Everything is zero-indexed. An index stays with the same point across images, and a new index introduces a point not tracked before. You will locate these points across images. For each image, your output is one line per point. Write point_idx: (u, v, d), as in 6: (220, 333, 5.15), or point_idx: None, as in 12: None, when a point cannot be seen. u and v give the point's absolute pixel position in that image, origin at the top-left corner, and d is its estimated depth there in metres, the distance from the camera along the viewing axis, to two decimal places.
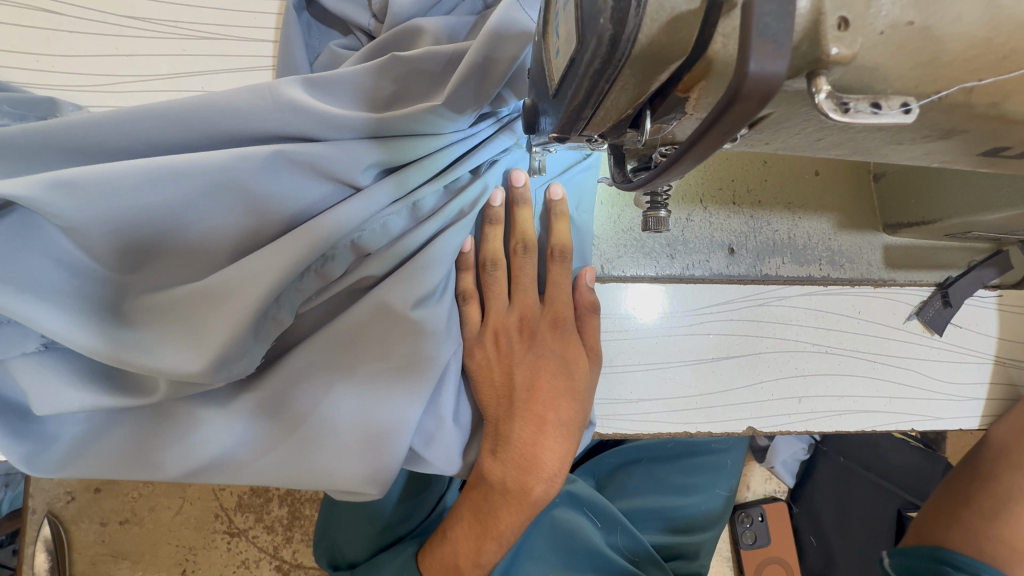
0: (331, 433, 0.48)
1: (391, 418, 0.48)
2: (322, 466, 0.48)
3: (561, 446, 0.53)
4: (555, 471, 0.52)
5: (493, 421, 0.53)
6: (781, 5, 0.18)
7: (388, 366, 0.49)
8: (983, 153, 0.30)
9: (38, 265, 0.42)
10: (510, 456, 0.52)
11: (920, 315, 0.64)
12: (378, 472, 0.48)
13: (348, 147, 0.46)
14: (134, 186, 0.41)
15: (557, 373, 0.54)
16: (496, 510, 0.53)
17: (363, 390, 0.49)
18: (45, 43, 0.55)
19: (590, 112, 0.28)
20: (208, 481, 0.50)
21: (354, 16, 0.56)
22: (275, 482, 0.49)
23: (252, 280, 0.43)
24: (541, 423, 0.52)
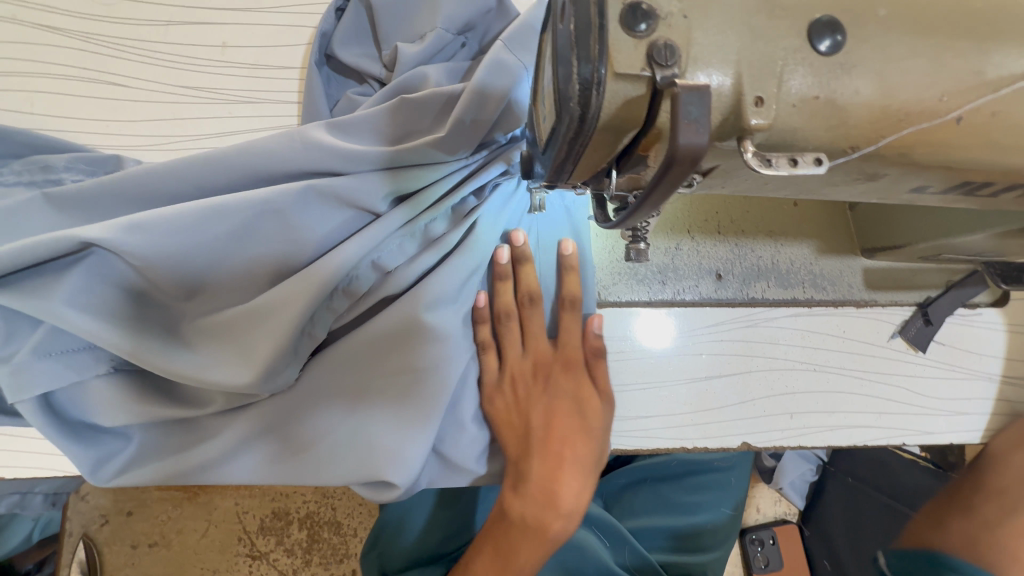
0: (362, 425, 0.54)
1: (412, 411, 0.53)
2: (352, 458, 0.53)
3: (576, 483, 0.57)
4: (573, 506, 0.57)
5: (513, 460, 0.57)
6: (703, 95, 0.25)
7: (404, 366, 0.54)
8: (911, 191, 0.35)
9: (109, 296, 0.49)
10: (530, 493, 0.56)
11: (903, 333, 0.68)
12: (401, 463, 0.52)
13: (366, 180, 0.53)
14: (191, 224, 0.48)
15: (569, 413, 0.59)
16: (516, 547, 0.57)
17: (385, 383, 0.54)
18: (110, 107, 0.62)
19: (571, 166, 0.34)
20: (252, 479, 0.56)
21: (368, 67, 0.61)
22: (311, 477, 0.54)
23: (289, 298, 0.50)
24: (559, 460, 0.57)
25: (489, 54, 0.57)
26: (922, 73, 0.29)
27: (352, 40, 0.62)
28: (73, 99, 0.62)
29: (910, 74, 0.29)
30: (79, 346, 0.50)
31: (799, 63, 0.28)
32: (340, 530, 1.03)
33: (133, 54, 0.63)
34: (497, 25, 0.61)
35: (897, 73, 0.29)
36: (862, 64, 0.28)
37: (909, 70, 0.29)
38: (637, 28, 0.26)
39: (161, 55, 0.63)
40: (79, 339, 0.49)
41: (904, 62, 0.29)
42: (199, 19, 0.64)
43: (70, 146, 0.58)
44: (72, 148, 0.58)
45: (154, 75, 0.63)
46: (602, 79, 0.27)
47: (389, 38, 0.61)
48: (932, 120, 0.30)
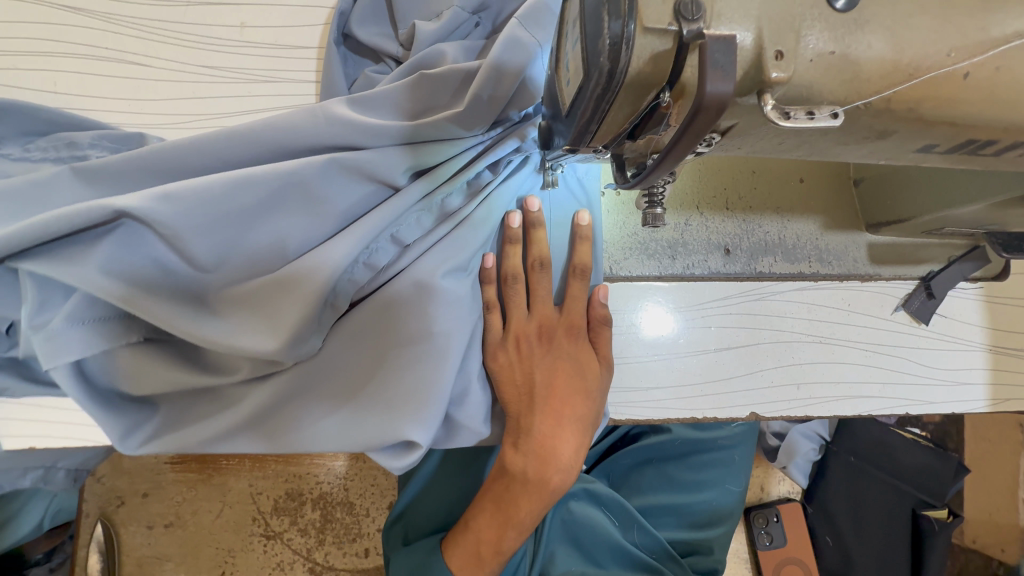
0: (375, 388, 0.56)
1: (419, 377, 0.55)
2: (362, 422, 0.55)
3: (575, 439, 0.59)
4: (571, 461, 0.59)
5: (515, 415, 0.60)
6: (728, 47, 0.26)
7: (414, 332, 0.55)
8: (918, 150, 0.37)
9: (143, 267, 0.50)
10: (530, 448, 0.58)
11: (906, 306, 0.70)
12: (419, 423, 0.53)
13: (386, 154, 0.55)
14: (219, 194, 0.50)
15: (572, 374, 0.61)
16: (517, 500, 0.59)
17: (396, 348, 0.56)
18: (131, 87, 0.63)
19: (595, 127, 0.36)
20: (265, 443, 0.57)
21: (385, 46, 0.62)
22: (318, 440, 0.56)
23: (314, 268, 0.52)
24: (560, 417, 0.59)
25: (504, 32, 0.59)
26: (929, 30, 0.31)
27: (368, 20, 0.63)
28: (97, 79, 0.63)
29: (919, 30, 0.30)
30: (113, 316, 0.51)
31: (816, 20, 0.29)
32: (352, 510, 1.04)
33: (152, 35, 0.64)
34: (511, 4, 0.62)
35: (906, 29, 0.30)
36: (874, 23, 0.30)
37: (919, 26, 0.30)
38: None
39: (179, 35, 0.65)
40: (111, 306, 0.50)
41: (911, 20, 0.31)
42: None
43: (93, 124, 0.59)
44: (95, 125, 0.59)
45: (174, 55, 0.64)
46: (631, 34, 0.28)
47: (405, 17, 0.62)
48: (939, 77, 0.31)
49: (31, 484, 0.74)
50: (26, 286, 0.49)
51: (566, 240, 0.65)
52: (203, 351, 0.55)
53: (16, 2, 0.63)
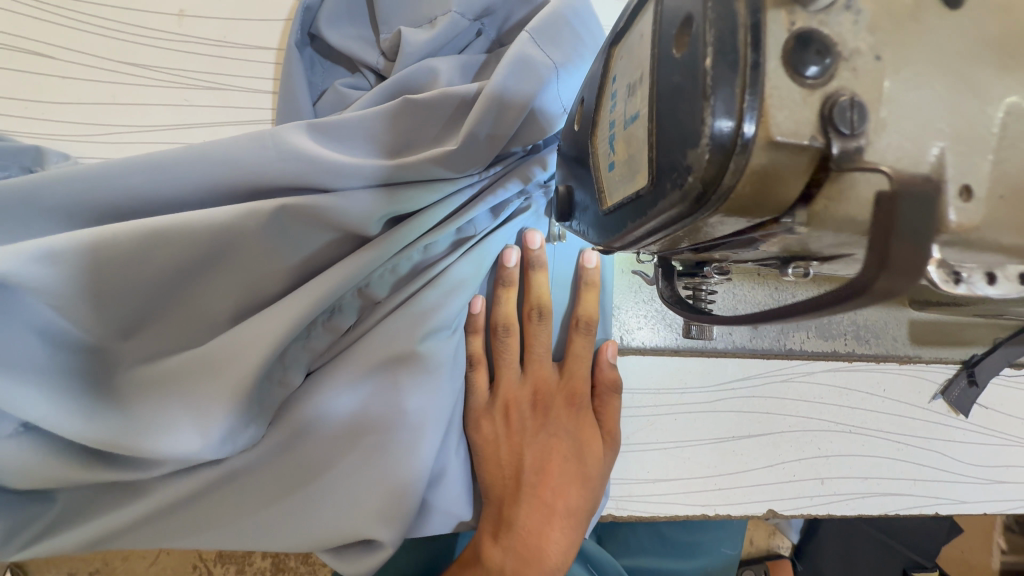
0: (329, 473, 0.45)
1: (385, 461, 0.44)
2: (313, 514, 0.44)
3: (567, 537, 0.47)
4: (560, 564, 0.46)
5: (497, 502, 0.48)
6: (923, 191, 0.18)
7: (384, 404, 0.45)
8: None
9: (16, 339, 0.37)
10: (512, 544, 0.45)
11: (945, 395, 0.62)
12: (395, 515, 0.44)
13: (355, 198, 0.43)
14: (127, 249, 0.38)
15: (569, 456, 0.49)
16: None
17: (358, 423, 0.45)
18: (36, 84, 0.50)
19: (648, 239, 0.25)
20: (184, 540, 0.45)
21: (361, 54, 0.50)
22: (255, 534, 0.44)
23: (253, 341, 0.40)
24: (549, 511, 0.46)
25: (511, 48, 0.47)
26: None
27: (342, 19, 0.50)
28: None
29: None
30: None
31: (1017, 140, 0.19)
32: (308, 559, 0.94)
33: (63, 18, 0.50)
34: (521, 12, 0.50)
35: None
36: None
37: None
38: (806, 74, 0.17)
39: (98, 21, 0.51)
40: None
41: None
42: None
43: None
44: None
45: (95, 47, 0.51)
46: (747, 146, 0.17)
47: (389, 20, 0.50)
48: None
49: None
50: None
51: (568, 300, 0.54)
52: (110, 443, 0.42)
53: None
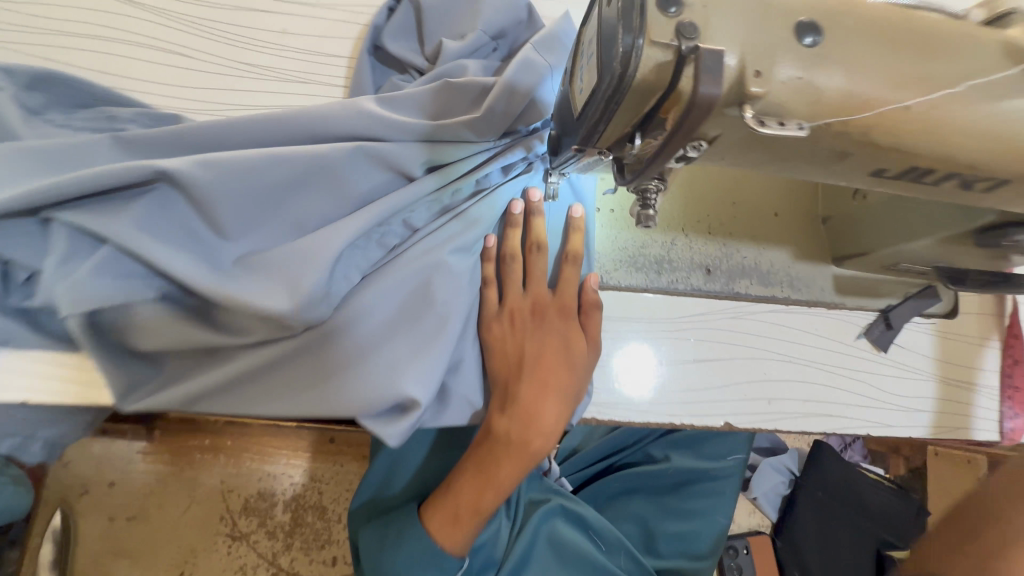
0: (376, 350, 0.59)
1: (421, 341, 0.59)
2: (364, 380, 0.57)
3: (557, 408, 0.62)
4: (553, 427, 0.61)
5: (503, 383, 0.62)
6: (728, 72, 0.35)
7: (420, 299, 0.60)
8: (871, 173, 0.44)
9: (171, 226, 0.53)
10: (516, 412, 0.61)
11: (867, 335, 0.76)
12: (426, 377, 0.58)
13: (406, 147, 0.60)
14: (254, 162, 0.53)
15: (559, 349, 0.63)
16: (499, 459, 0.63)
17: (399, 314, 0.60)
18: (171, 73, 0.66)
19: (602, 128, 0.41)
20: (259, 408, 0.58)
21: (413, 59, 0.67)
22: (315, 401, 0.57)
23: (332, 237, 0.56)
24: (543, 387, 0.61)
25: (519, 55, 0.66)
26: (875, 68, 0.38)
27: (400, 35, 0.68)
28: (134, 62, 0.66)
29: (866, 68, 0.37)
30: (134, 272, 0.54)
31: (789, 54, 0.36)
32: (324, 515, 1.03)
33: (190, 28, 0.68)
34: (527, 35, 0.69)
35: (858, 66, 0.37)
36: (837, 60, 0.37)
37: (865, 64, 0.37)
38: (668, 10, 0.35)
39: (217, 30, 0.68)
40: (133, 255, 0.52)
41: (862, 60, 0.37)
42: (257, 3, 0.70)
43: (128, 101, 0.62)
44: (130, 102, 0.62)
45: (216, 50, 0.68)
46: (639, 46, 0.35)
47: (433, 34, 0.68)
48: (886, 106, 0.38)
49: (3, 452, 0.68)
50: (56, 234, 0.52)
51: (559, 243, 0.69)
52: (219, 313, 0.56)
53: None
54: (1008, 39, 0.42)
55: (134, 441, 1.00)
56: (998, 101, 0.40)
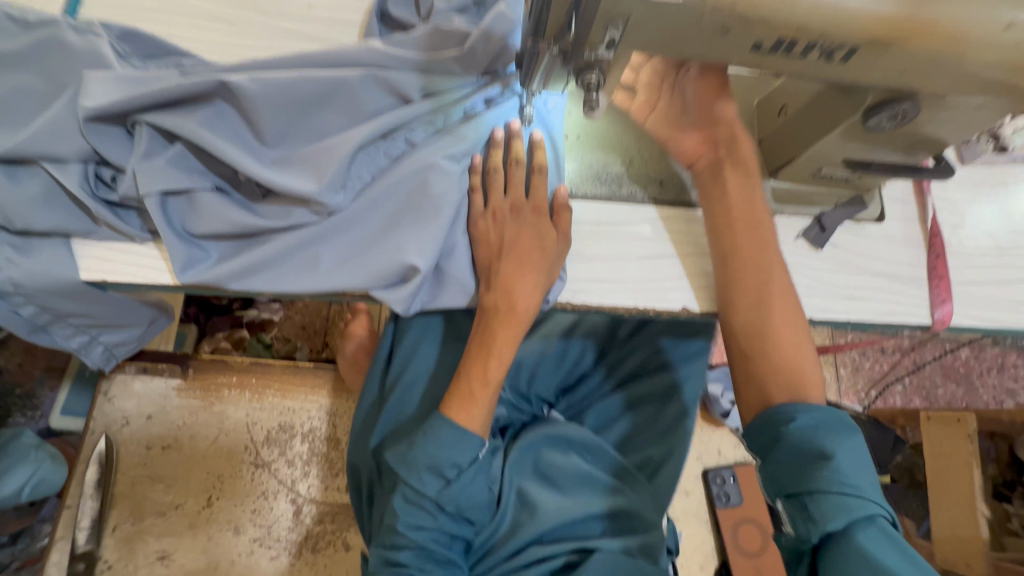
0: (384, 236, 0.72)
1: (418, 224, 0.71)
2: (375, 259, 0.70)
3: (533, 281, 0.75)
4: (533, 296, 0.75)
5: (487, 263, 0.76)
6: None
7: (415, 194, 0.73)
8: (751, 49, 0.59)
9: (224, 129, 0.68)
10: (497, 284, 0.75)
11: (804, 235, 0.89)
12: (426, 249, 0.70)
13: (406, 75, 0.75)
14: (287, 79, 0.68)
15: (533, 236, 0.76)
16: (494, 329, 0.76)
17: (398, 207, 0.73)
18: (223, 37, 0.83)
19: (544, 17, 0.59)
20: (288, 287, 0.70)
21: (411, 20, 0.84)
22: (337, 277, 0.70)
23: (346, 140, 0.70)
24: (520, 263, 0.74)
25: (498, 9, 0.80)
26: None
27: (401, 2, 0.85)
28: (192, 28, 0.83)
29: None
30: (197, 167, 0.69)
31: None
32: (338, 446, 1.13)
33: (236, 2, 0.85)
34: None
35: None
36: None
37: None
38: None
39: (256, 3, 0.86)
40: (198, 148, 0.67)
41: None
42: None
43: (189, 52, 0.78)
44: (190, 53, 0.78)
45: (257, 20, 0.85)
46: None
47: (426, 0, 0.84)
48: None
49: (75, 349, 0.82)
50: (140, 136, 0.67)
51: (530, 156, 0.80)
52: (261, 204, 0.71)
53: None
54: None
55: (171, 378, 1.12)
56: None
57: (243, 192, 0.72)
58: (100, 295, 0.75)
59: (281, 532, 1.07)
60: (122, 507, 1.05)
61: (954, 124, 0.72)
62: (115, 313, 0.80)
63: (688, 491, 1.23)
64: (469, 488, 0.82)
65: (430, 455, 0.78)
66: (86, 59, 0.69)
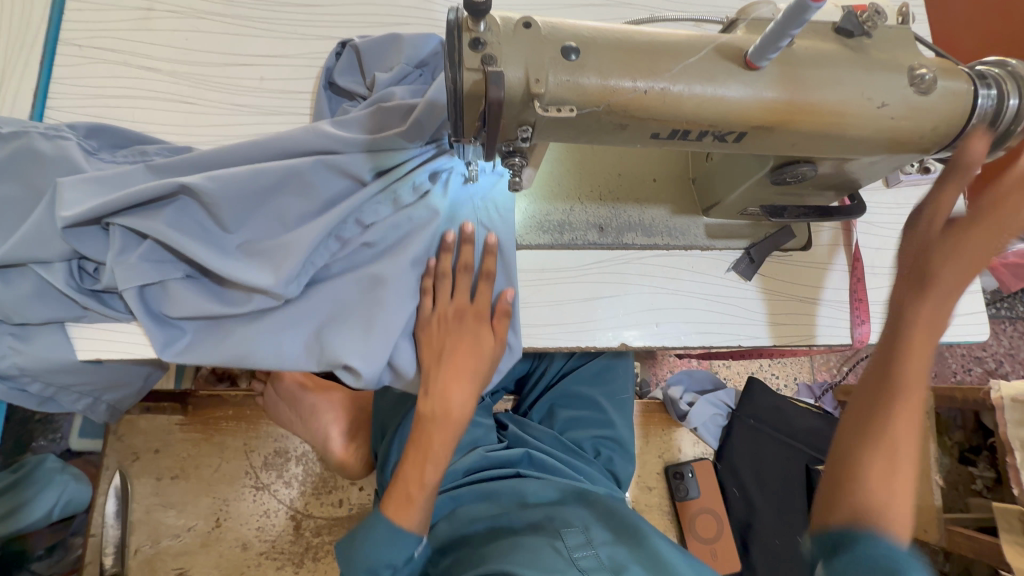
0: (342, 329, 0.79)
1: (368, 325, 0.79)
2: (327, 351, 0.78)
3: (466, 391, 0.86)
4: (466, 406, 0.87)
5: (428, 370, 0.85)
6: (516, 85, 0.58)
7: (369, 302, 0.80)
8: (653, 136, 0.65)
9: (190, 224, 0.77)
10: (436, 394, 0.85)
11: (734, 268, 0.96)
12: (371, 355, 0.78)
13: (354, 156, 0.80)
14: (243, 176, 0.75)
15: (470, 348, 0.85)
16: (431, 436, 0.87)
17: (356, 305, 0.81)
18: (184, 117, 0.89)
19: (460, 124, 0.62)
20: (250, 363, 0.78)
21: (356, 89, 0.90)
22: (293, 363, 0.79)
23: (304, 234, 0.77)
24: (458, 374, 0.85)
25: (439, 78, 0.85)
26: (621, 67, 0.59)
27: (347, 72, 0.90)
28: (155, 111, 0.89)
29: (611, 70, 0.59)
30: (168, 258, 0.78)
31: (557, 71, 0.58)
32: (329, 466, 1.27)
33: (194, 81, 0.91)
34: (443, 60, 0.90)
35: (607, 72, 0.59)
36: (593, 67, 0.58)
37: (613, 67, 0.59)
38: (476, 49, 0.57)
39: (213, 80, 0.91)
40: (170, 245, 0.76)
41: (611, 68, 0.59)
42: (242, 55, 0.93)
43: (153, 139, 0.85)
44: (155, 140, 0.85)
45: (214, 96, 0.91)
46: (462, 74, 0.57)
47: (370, 69, 0.89)
48: (636, 95, 0.60)
49: (81, 410, 0.91)
50: (114, 235, 0.75)
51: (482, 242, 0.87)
52: (228, 288, 0.79)
53: (102, 60, 0.90)
54: (725, 39, 0.63)
55: (172, 415, 1.24)
56: (712, 81, 0.61)
57: (211, 276, 0.80)
58: (96, 368, 0.84)
59: (284, 544, 1.21)
60: (140, 533, 1.18)
61: (866, 170, 0.78)
62: (112, 379, 0.90)
63: (650, 486, 1.35)
64: (405, 545, 0.89)
65: (376, 524, 0.84)
66: (59, 165, 0.76)
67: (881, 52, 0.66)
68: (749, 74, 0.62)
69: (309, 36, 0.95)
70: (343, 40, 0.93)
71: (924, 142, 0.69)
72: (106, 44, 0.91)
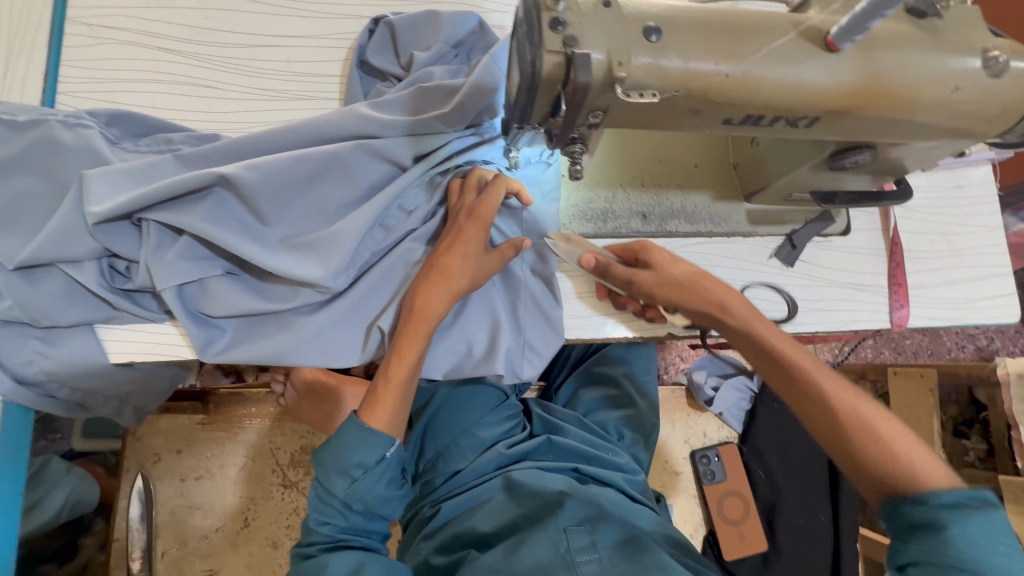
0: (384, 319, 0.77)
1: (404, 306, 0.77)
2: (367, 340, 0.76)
3: (459, 275, 0.77)
4: (451, 286, 0.76)
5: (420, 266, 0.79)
6: (597, 68, 0.55)
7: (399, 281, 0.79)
8: (724, 122, 0.63)
9: (228, 216, 0.72)
10: (412, 293, 0.76)
11: (777, 255, 0.95)
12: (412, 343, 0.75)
13: (397, 141, 0.76)
14: (282, 164, 0.71)
15: (461, 245, 0.77)
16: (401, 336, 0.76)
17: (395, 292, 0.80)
18: (208, 103, 0.84)
19: (529, 110, 0.59)
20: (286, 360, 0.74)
21: (390, 69, 0.85)
22: (327, 353, 0.75)
23: (349, 226, 0.73)
24: (442, 268, 0.76)
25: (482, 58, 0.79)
26: (700, 49, 0.56)
27: (380, 51, 0.86)
28: (176, 96, 0.83)
29: (692, 53, 0.56)
30: (206, 254, 0.73)
31: (640, 52, 0.55)
32: None
33: (216, 63, 0.85)
34: (481, 41, 0.86)
35: (687, 54, 0.56)
36: (673, 48, 0.56)
37: (694, 50, 0.56)
38: (556, 29, 0.54)
39: (237, 61, 0.86)
40: (207, 240, 0.71)
41: (690, 49, 0.56)
42: (266, 35, 0.87)
43: (180, 127, 0.79)
44: (181, 127, 0.80)
45: (239, 80, 0.85)
46: (540, 56, 0.54)
47: (405, 48, 0.85)
48: (715, 79, 0.57)
49: (107, 414, 0.87)
50: (149, 230, 0.71)
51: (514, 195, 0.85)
52: (270, 283, 0.76)
53: (115, 41, 0.84)
54: (804, 20, 0.61)
55: (193, 414, 1.20)
56: (791, 63, 0.59)
57: (249, 271, 0.76)
58: (128, 371, 0.80)
59: None
60: (166, 535, 1.16)
61: (920, 155, 0.77)
62: (142, 382, 0.86)
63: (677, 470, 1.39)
64: (376, 487, 0.84)
65: (342, 454, 0.80)
66: (81, 155, 0.71)
67: (953, 34, 0.64)
68: (829, 56, 0.60)
69: (337, 13, 0.89)
70: (375, 17, 0.88)
71: (988, 126, 0.68)
72: (118, 23, 0.84)
